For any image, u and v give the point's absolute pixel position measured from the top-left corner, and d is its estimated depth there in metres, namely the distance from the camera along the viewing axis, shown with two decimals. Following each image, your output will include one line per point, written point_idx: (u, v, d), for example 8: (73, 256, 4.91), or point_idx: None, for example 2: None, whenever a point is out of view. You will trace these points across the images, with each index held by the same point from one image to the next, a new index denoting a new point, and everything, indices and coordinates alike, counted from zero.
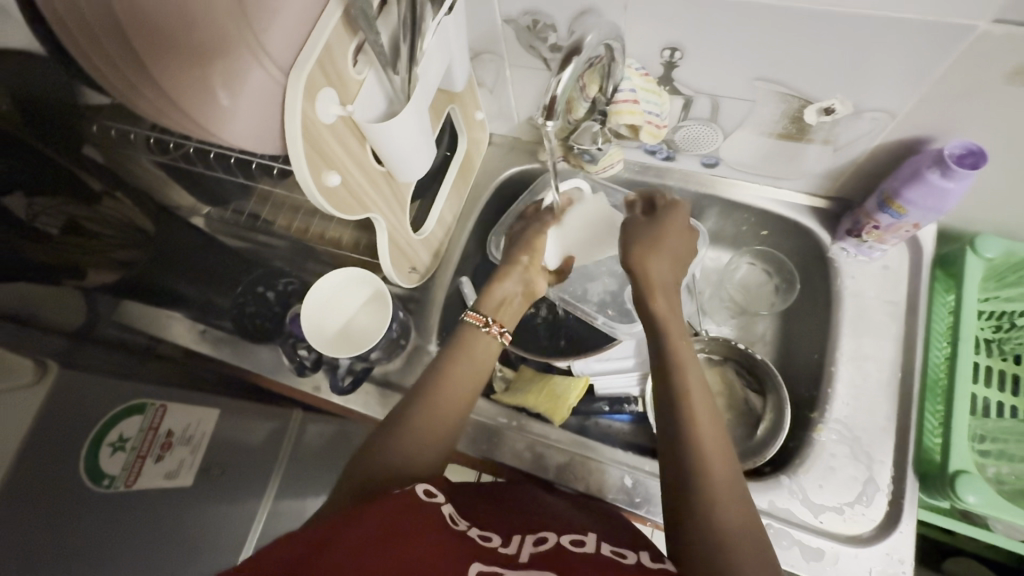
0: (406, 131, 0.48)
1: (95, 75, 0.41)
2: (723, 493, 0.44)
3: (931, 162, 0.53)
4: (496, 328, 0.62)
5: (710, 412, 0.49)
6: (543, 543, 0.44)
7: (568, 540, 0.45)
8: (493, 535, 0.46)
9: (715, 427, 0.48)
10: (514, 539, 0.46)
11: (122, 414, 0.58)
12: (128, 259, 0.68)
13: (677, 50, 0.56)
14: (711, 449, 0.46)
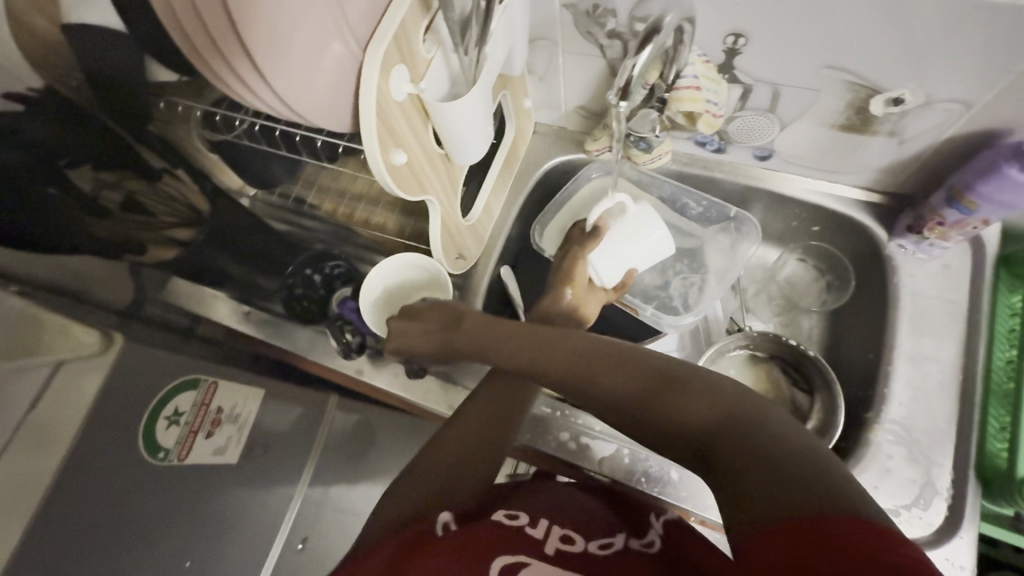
0: (470, 112, 0.48)
1: (176, 35, 0.40)
2: (686, 398, 0.41)
3: (1009, 155, 0.52)
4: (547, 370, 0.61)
5: (594, 353, 0.45)
6: (572, 543, 0.46)
7: (598, 546, 0.45)
8: (522, 516, 0.48)
9: (611, 366, 0.44)
10: (543, 524, 0.48)
11: (176, 390, 0.60)
12: (183, 238, 0.69)
13: (741, 36, 0.54)
14: (636, 390, 0.43)
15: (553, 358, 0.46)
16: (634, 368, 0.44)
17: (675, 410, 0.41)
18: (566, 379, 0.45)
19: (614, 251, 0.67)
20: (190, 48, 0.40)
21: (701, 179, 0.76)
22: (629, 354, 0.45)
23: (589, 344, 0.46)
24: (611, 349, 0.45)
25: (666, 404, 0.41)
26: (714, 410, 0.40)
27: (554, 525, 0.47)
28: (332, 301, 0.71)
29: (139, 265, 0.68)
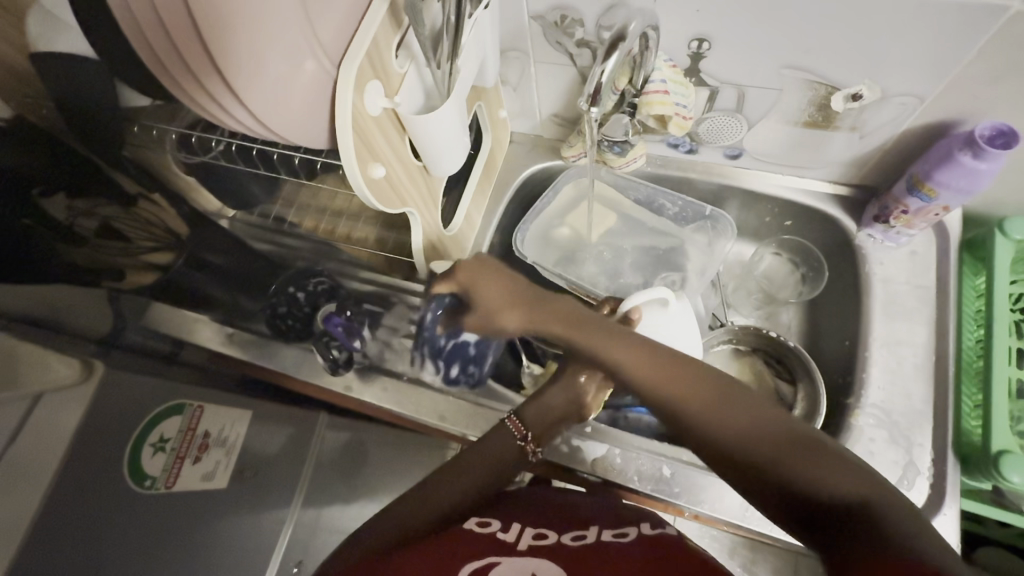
0: (446, 123, 0.48)
1: (147, 59, 0.40)
2: (807, 459, 0.38)
3: (963, 144, 0.54)
4: (531, 447, 0.59)
5: (722, 392, 0.43)
6: (543, 538, 0.49)
7: (569, 537, 0.49)
8: (496, 524, 0.52)
9: (733, 403, 0.42)
10: (516, 527, 0.52)
11: (163, 415, 0.59)
12: (161, 262, 0.66)
13: (704, 40, 0.57)
14: (755, 434, 0.40)
15: (675, 382, 0.45)
16: (757, 413, 0.41)
17: (796, 474, 0.38)
18: (688, 406, 0.43)
19: None
20: (165, 73, 0.40)
21: (676, 180, 0.78)
22: (754, 398, 0.42)
23: (730, 387, 0.43)
24: (735, 387, 0.43)
25: (791, 464, 0.38)
26: (840, 479, 0.37)
27: (527, 527, 0.52)
28: (316, 319, 0.70)
29: (118, 292, 0.67)
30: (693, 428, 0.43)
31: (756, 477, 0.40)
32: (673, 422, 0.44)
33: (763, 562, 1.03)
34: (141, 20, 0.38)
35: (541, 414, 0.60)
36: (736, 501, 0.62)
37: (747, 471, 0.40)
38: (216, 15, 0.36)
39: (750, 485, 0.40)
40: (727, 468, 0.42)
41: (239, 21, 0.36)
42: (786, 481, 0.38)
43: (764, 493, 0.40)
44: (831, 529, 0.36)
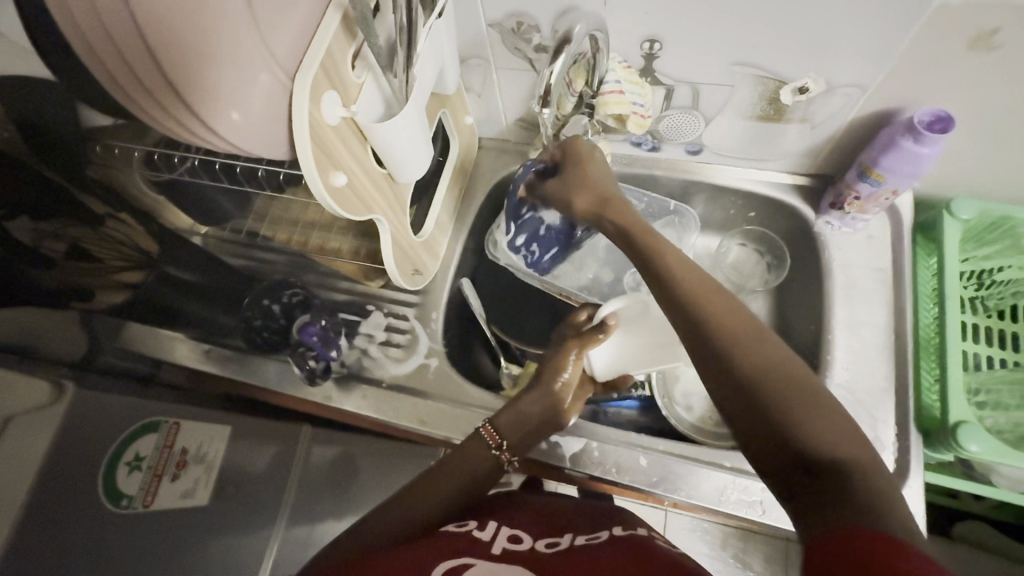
0: (407, 130, 0.50)
1: (98, 74, 0.40)
2: (817, 414, 0.39)
3: (903, 130, 0.57)
4: (506, 455, 0.59)
5: (756, 333, 0.44)
6: (519, 543, 0.51)
7: (544, 544, 0.51)
8: (473, 522, 0.55)
9: (761, 343, 0.43)
10: (490, 527, 0.54)
11: (140, 430, 0.59)
12: (131, 280, 0.68)
13: (656, 41, 0.59)
14: (776, 374, 0.41)
15: (720, 311, 0.45)
16: (780, 358, 0.42)
17: (800, 421, 0.39)
18: (725, 335, 0.43)
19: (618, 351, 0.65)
20: (123, 95, 0.40)
21: (641, 178, 0.80)
22: (782, 346, 0.43)
23: (762, 332, 0.44)
24: (768, 332, 0.43)
25: (805, 412, 0.39)
26: (840, 438, 0.38)
27: (502, 528, 0.54)
28: (292, 329, 0.71)
29: (91, 314, 0.66)
30: (718, 351, 0.43)
31: (759, 415, 0.40)
32: (699, 342, 0.45)
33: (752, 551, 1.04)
34: (92, 42, 0.37)
35: (515, 422, 0.60)
36: (712, 486, 0.64)
37: (755, 403, 0.40)
38: (170, 33, 0.36)
39: (747, 421, 0.41)
40: (732, 396, 0.42)
41: (193, 37, 0.37)
42: (788, 425, 0.39)
43: (758, 430, 0.40)
44: (814, 478, 0.37)
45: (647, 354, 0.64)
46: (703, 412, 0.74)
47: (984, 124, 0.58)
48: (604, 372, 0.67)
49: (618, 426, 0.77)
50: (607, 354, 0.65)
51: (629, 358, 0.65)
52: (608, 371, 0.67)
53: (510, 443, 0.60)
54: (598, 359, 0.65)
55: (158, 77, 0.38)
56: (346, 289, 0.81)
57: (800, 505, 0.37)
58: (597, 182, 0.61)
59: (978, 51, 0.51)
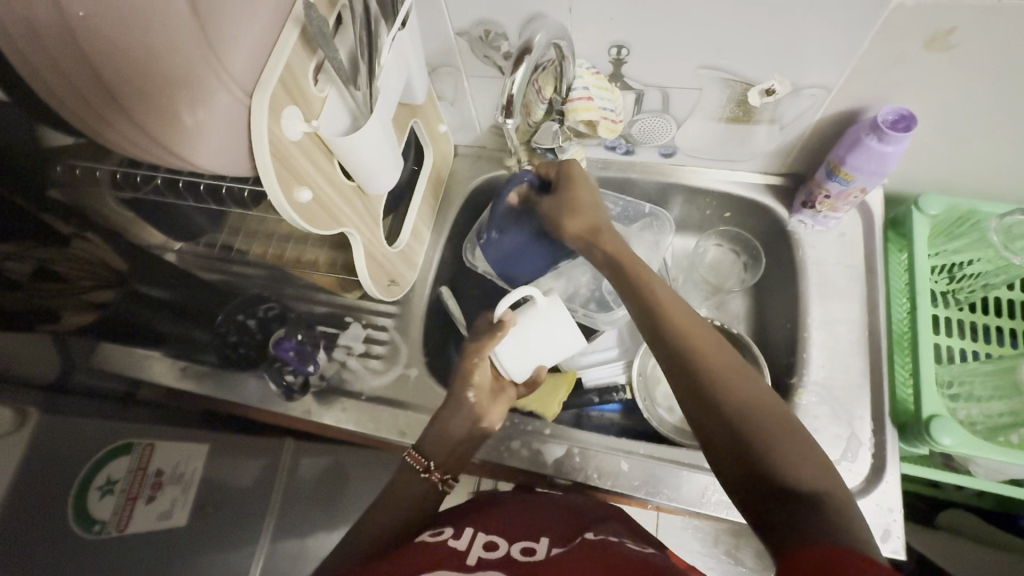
0: (373, 142, 0.49)
1: (41, 91, 0.39)
2: (794, 451, 0.41)
3: (868, 129, 0.58)
4: (437, 475, 0.60)
5: (739, 370, 0.47)
6: (494, 549, 0.51)
7: (519, 547, 0.51)
8: (448, 532, 0.55)
9: (746, 383, 0.46)
10: (467, 534, 0.55)
11: (108, 456, 0.57)
12: (104, 300, 0.65)
13: (623, 47, 0.59)
14: (760, 413, 0.44)
15: (706, 349, 0.48)
16: (762, 398, 0.45)
17: (780, 459, 0.41)
18: (710, 371, 0.46)
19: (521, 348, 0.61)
20: (84, 122, 0.41)
21: (617, 181, 0.80)
22: (763, 389, 0.46)
23: (747, 371, 0.47)
24: (751, 376, 0.46)
25: (784, 450, 0.42)
26: (814, 473, 0.40)
27: (478, 535, 0.54)
28: (269, 345, 0.73)
29: (63, 335, 0.62)
30: (705, 389, 0.46)
31: (743, 450, 0.43)
32: (688, 380, 0.47)
33: None
34: (41, 74, 0.37)
35: (438, 441, 0.60)
36: (694, 488, 0.64)
37: (740, 442, 0.43)
38: (121, 60, 0.36)
39: (731, 457, 0.43)
40: (717, 434, 0.45)
41: (145, 61, 0.37)
42: (768, 462, 0.41)
43: (741, 466, 0.43)
44: (789, 508, 0.39)
45: (549, 341, 0.61)
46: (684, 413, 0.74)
47: (948, 121, 0.59)
48: (518, 373, 0.62)
49: (601, 429, 0.77)
50: (513, 353, 0.61)
51: (534, 350, 0.61)
52: (521, 371, 0.62)
53: (436, 462, 0.60)
54: (506, 363, 0.61)
55: (115, 104, 0.38)
56: (325, 301, 0.80)
57: (776, 537, 0.39)
58: (589, 208, 0.62)
59: (936, 50, 0.52)
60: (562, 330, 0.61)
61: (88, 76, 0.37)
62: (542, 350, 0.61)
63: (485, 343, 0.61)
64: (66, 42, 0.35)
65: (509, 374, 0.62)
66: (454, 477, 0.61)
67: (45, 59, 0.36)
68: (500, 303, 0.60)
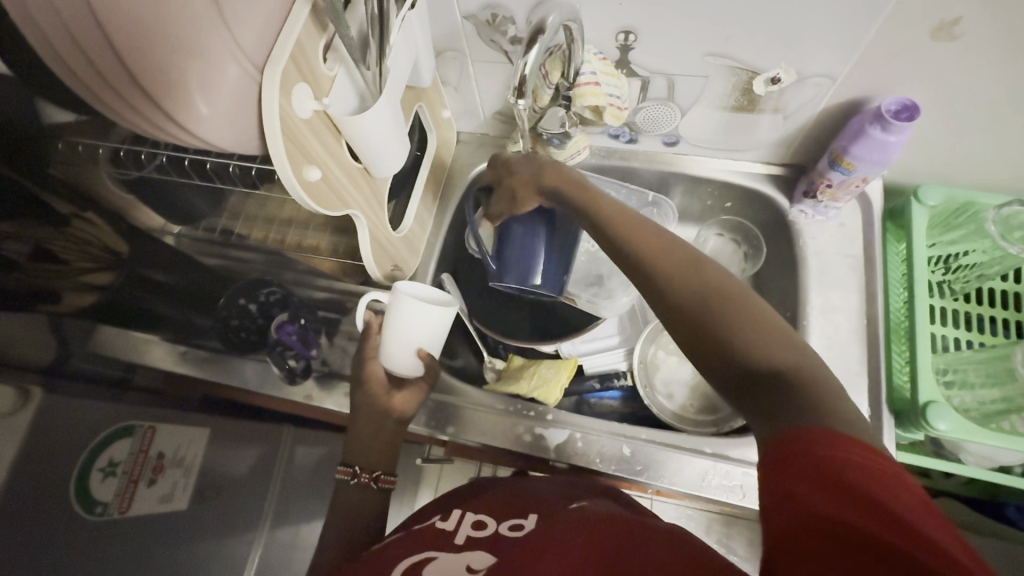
0: (381, 124, 0.49)
1: (54, 65, 0.39)
2: (770, 343, 0.42)
3: (872, 118, 0.58)
4: (365, 476, 0.58)
5: (684, 263, 0.48)
6: (482, 528, 0.52)
7: (507, 524, 0.52)
8: (437, 515, 0.56)
9: (698, 275, 0.47)
10: (455, 514, 0.55)
11: (108, 440, 0.56)
12: (103, 283, 0.64)
13: (630, 33, 0.59)
14: (707, 294, 0.45)
15: (653, 248, 0.50)
16: (722, 288, 0.45)
17: (740, 338, 0.42)
18: (653, 266, 0.49)
19: (392, 339, 0.62)
20: (99, 102, 0.41)
21: (619, 170, 0.80)
22: (703, 266, 0.47)
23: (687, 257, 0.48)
24: (699, 263, 0.48)
25: (754, 329, 0.42)
26: (777, 350, 0.41)
27: (467, 514, 0.55)
28: (270, 328, 0.72)
29: (60, 317, 0.59)
30: (658, 291, 0.48)
31: (706, 337, 0.44)
32: (645, 281, 0.49)
33: (737, 534, 1.09)
34: (60, 51, 0.37)
35: (367, 423, 0.62)
36: (694, 472, 0.64)
37: (702, 327, 0.44)
38: (130, 33, 0.35)
39: (699, 349, 0.44)
40: (685, 335, 0.45)
41: (156, 36, 0.36)
42: (736, 348, 0.42)
43: (701, 350, 0.44)
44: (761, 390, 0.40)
45: (404, 324, 0.60)
46: (683, 401, 0.75)
47: (946, 110, 0.60)
48: (404, 365, 0.63)
49: (602, 416, 0.78)
50: (386, 345, 0.62)
51: (402, 338, 0.61)
52: (403, 363, 0.62)
53: (360, 464, 0.59)
54: (391, 358, 0.62)
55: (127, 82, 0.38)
56: (325, 287, 0.79)
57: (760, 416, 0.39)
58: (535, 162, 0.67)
59: (941, 41, 0.53)
60: (408, 312, 0.60)
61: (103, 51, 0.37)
62: (403, 336, 0.61)
63: (370, 346, 0.65)
64: (81, 15, 0.35)
65: (396, 369, 0.63)
66: (385, 471, 0.60)
67: (59, 33, 0.36)
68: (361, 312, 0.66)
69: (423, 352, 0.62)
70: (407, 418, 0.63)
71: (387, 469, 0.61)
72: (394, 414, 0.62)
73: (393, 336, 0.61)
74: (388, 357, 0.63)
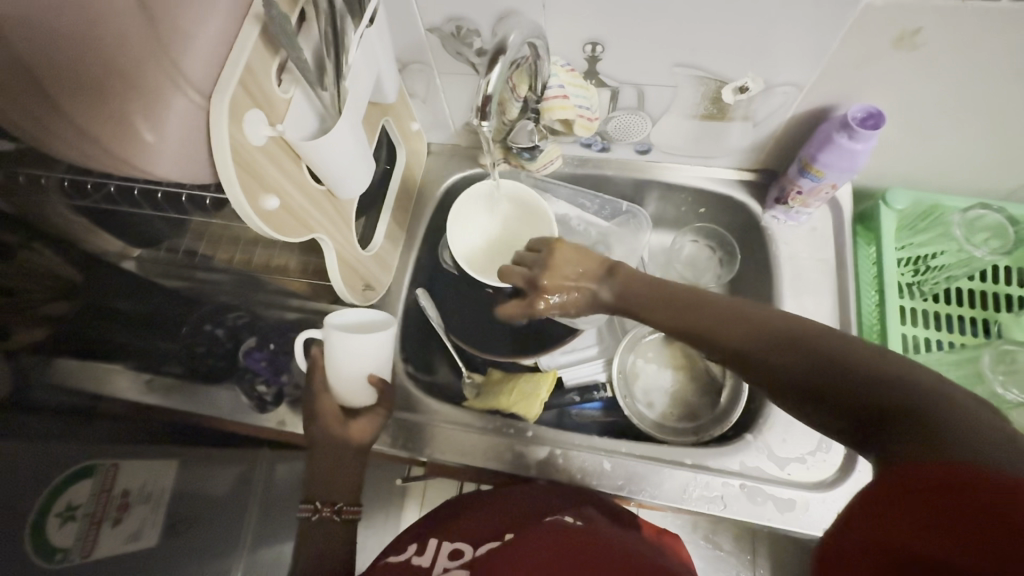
0: (342, 146, 0.47)
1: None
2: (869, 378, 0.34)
3: (839, 127, 0.59)
4: (327, 510, 0.57)
5: (748, 318, 0.43)
6: (459, 557, 0.52)
7: (483, 550, 0.52)
8: (412, 547, 0.56)
9: (769, 325, 0.42)
10: (432, 546, 0.55)
11: (67, 481, 0.53)
12: (58, 313, 0.60)
13: (597, 44, 0.58)
14: (784, 344, 0.40)
15: (700, 314, 0.47)
16: (802, 330, 0.40)
17: (847, 379, 0.35)
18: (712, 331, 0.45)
19: (336, 376, 0.60)
20: (41, 133, 0.39)
21: (593, 179, 0.80)
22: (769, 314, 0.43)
23: (747, 310, 0.44)
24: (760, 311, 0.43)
25: (851, 365, 0.35)
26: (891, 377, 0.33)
27: (443, 545, 0.55)
28: (237, 356, 0.71)
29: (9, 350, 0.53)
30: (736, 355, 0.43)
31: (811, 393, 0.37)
32: (716, 348, 0.45)
33: (723, 530, 1.10)
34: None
35: (339, 450, 0.60)
36: (675, 484, 0.63)
37: (800, 386, 0.38)
38: None
39: (812, 410, 0.37)
40: (797, 402, 0.38)
41: None
42: (847, 390, 0.35)
43: (815, 408, 0.37)
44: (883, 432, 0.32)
45: (346, 358, 0.58)
46: (663, 408, 0.75)
47: (912, 116, 0.61)
48: (360, 393, 0.62)
49: (581, 428, 0.77)
50: (334, 381, 0.61)
51: (348, 371, 0.60)
52: (357, 391, 0.62)
53: (321, 499, 0.58)
54: (343, 391, 0.62)
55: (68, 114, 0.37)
56: (296, 307, 0.77)
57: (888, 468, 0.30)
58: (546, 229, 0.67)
59: (904, 50, 0.53)
60: (345, 346, 0.57)
61: (53, 74, 0.36)
62: (349, 368, 0.59)
63: (320, 377, 0.63)
64: None
65: (351, 398, 0.62)
66: (348, 502, 0.59)
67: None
68: (300, 348, 0.64)
69: (371, 377, 0.61)
70: (365, 445, 0.61)
71: (346, 498, 0.59)
72: (352, 442, 0.61)
73: (338, 371, 0.60)
74: (337, 392, 0.62)
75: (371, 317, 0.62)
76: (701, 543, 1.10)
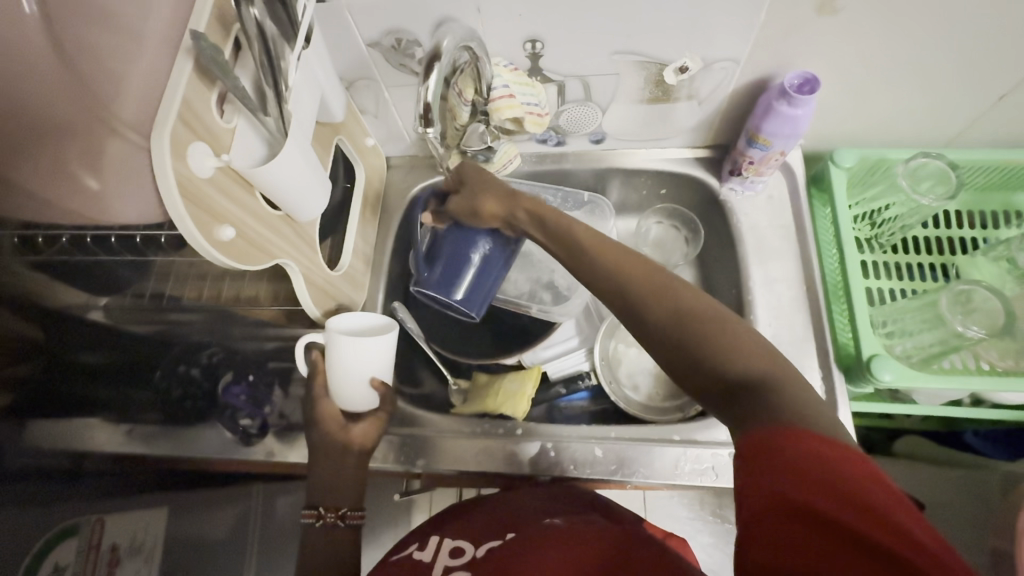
0: (293, 168, 0.47)
1: None
2: (775, 387, 0.39)
3: (777, 95, 0.60)
4: (331, 515, 0.56)
5: (693, 300, 0.45)
6: (460, 554, 0.51)
7: (484, 549, 0.51)
8: (414, 544, 0.56)
9: (709, 316, 0.44)
10: (433, 543, 0.55)
11: (52, 541, 0.51)
12: (22, 376, 0.52)
13: (536, 41, 0.59)
14: (718, 334, 0.43)
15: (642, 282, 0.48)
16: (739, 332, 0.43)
17: (759, 380, 0.40)
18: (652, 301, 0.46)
19: (339, 380, 0.60)
20: None
21: (553, 173, 0.81)
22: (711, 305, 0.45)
23: (693, 295, 0.46)
24: (705, 298, 0.46)
25: (763, 375, 0.40)
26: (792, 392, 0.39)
27: (445, 541, 0.54)
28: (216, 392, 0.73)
29: None
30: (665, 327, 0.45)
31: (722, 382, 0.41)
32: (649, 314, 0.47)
33: (729, 504, 1.11)
34: None
35: (329, 473, 0.59)
36: (666, 461, 0.64)
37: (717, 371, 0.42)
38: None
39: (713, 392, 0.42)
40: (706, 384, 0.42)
41: None
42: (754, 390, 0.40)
43: (717, 394, 0.42)
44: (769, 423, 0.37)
45: (347, 363, 0.58)
46: (649, 390, 0.76)
47: (846, 77, 0.63)
48: (360, 400, 0.62)
49: (573, 419, 0.77)
50: (337, 387, 0.61)
51: (351, 377, 0.59)
52: (358, 399, 0.61)
53: (324, 504, 0.57)
54: (344, 397, 0.61)
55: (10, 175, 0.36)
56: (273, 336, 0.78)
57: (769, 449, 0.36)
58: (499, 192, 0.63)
59: (827, 15, 0.55)
60: (347, 352, 0.57)
61: None
62: (351, 374, 0.59)
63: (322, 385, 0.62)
64: None
65: (351, 405, 0.62)
66: (352, 507, 0.58)
67: None
68: (302, 354, 0.63)
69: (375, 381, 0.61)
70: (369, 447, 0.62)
71: (350, 503, 0.58)
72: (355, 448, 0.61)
73: (343, 377, 0.59)
74: (341, 397, 0.62)
75: (376, 322, 0.62)
76: (709, 519, 1.11)
